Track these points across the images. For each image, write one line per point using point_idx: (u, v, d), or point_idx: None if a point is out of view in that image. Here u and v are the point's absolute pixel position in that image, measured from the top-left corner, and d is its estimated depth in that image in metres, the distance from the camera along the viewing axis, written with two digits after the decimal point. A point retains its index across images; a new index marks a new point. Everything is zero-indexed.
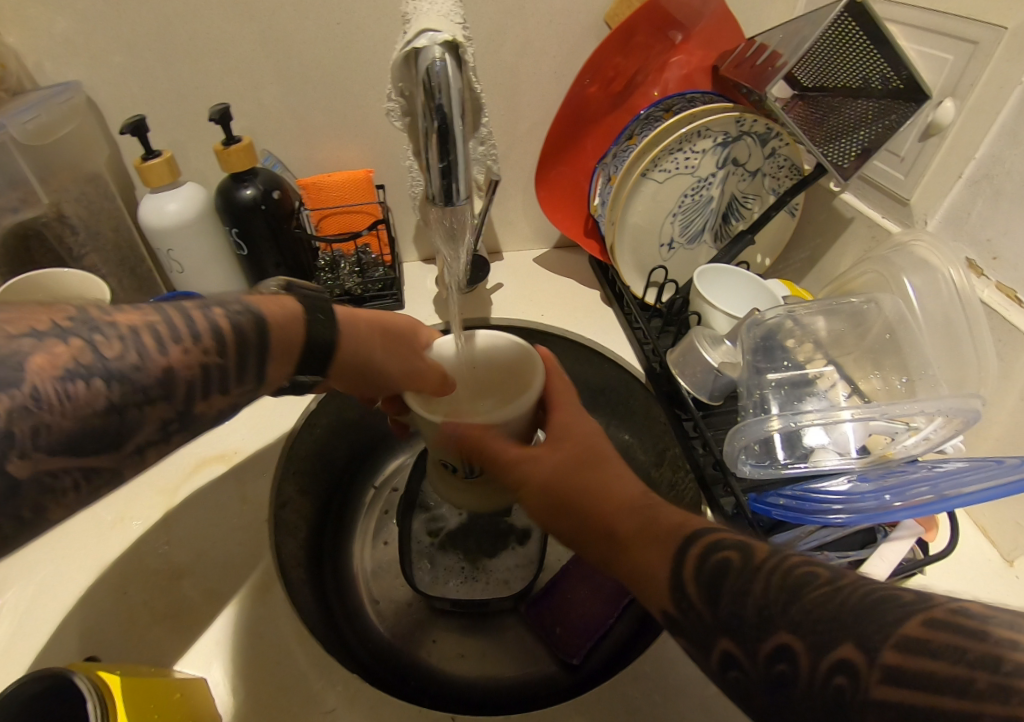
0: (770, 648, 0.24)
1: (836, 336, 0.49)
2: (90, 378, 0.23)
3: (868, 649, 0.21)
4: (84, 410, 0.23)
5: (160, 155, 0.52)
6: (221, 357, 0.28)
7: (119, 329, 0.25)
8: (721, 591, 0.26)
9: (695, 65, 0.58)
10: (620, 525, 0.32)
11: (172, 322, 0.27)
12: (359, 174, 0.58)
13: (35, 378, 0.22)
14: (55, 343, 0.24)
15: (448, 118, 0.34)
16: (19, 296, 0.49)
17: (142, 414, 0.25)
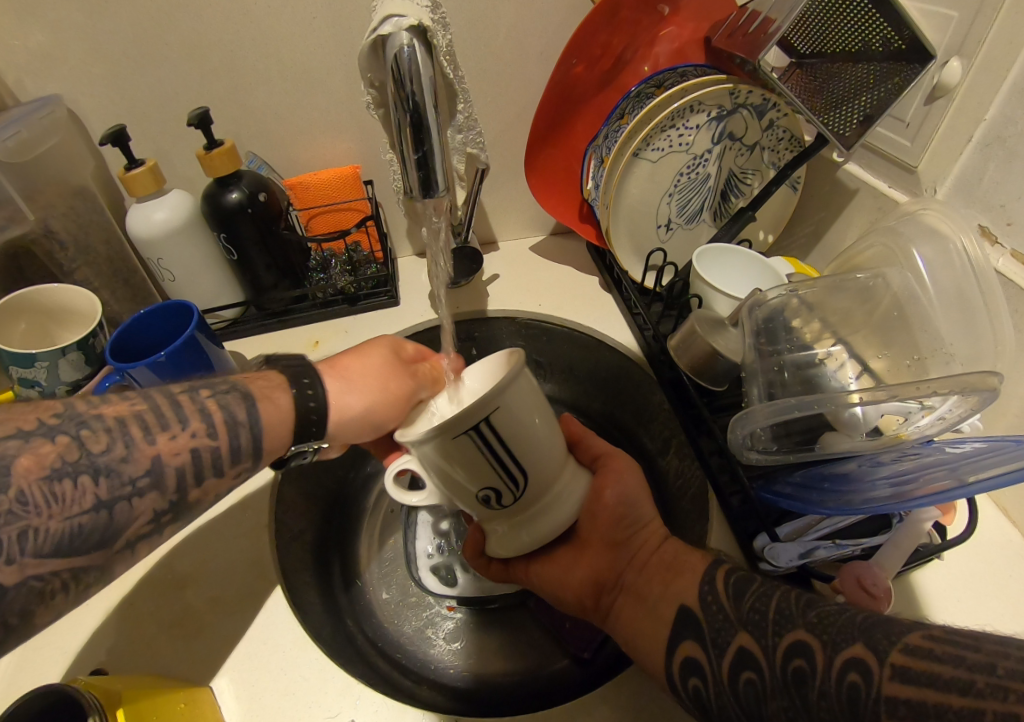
0: (786, 647, 0.29)
1: (844, 315, 0.47)
2: (74, 478, 0.27)
3: (878, 651, 0.26)
4: (69, 512, 0.26)
5: (143, 164, 0.51)
6: (210, 441, 0.32)
7: (105, 422, 0.29)
8: (746, 598, 0.33)
9: (686, 38, 0.56)
10: (658, 555, 0.40)
11: (159, 411, 0.31)
12: (346, 170, 0.57)
13: (22, 482, 0.25)
14: (43, 442, 0.27)
15: (420, 106, 0.33)
16: (11, 313, 0.49)
17: (133, 508, 0.29)
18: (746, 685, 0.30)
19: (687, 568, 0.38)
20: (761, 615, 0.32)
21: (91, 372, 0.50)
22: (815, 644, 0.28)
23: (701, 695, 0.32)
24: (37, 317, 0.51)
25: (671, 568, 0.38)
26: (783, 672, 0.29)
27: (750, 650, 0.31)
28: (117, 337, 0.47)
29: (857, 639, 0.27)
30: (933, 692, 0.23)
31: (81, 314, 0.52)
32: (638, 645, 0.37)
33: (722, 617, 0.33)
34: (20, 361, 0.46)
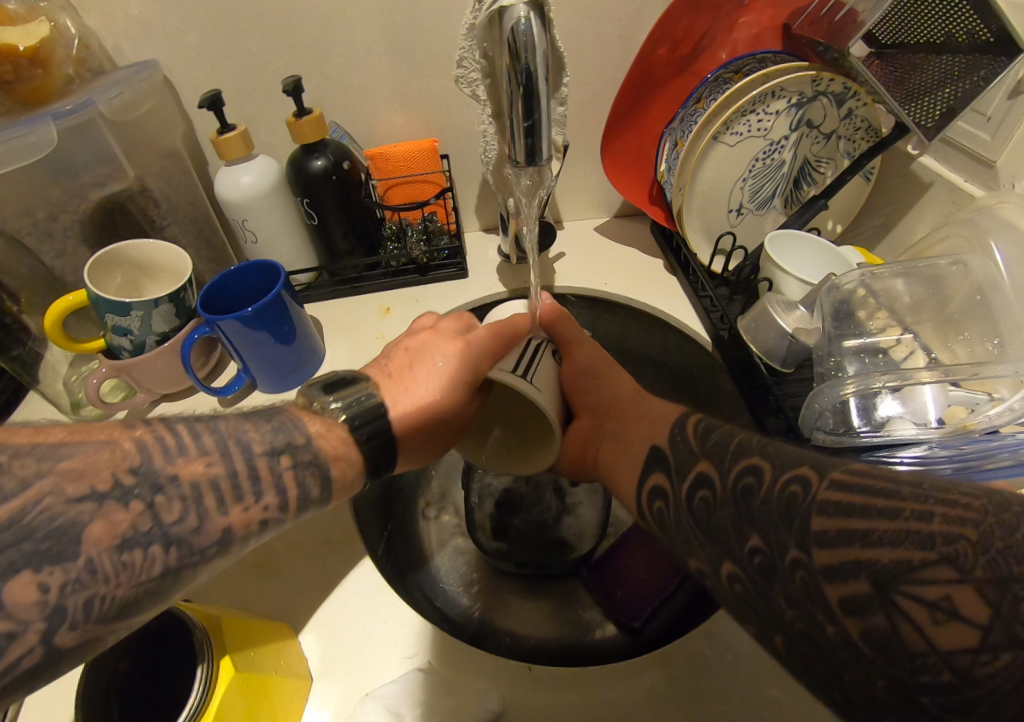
0: (742, 467, 0.30)
1: (915, 303, 0.48)
2: (147, 547, 0.24)
3: (821, 469, 0.26)
4: (136, 580, 0.24)
5: (235, 128, 0.53)
6: (277, 513, 0.31)
7: (181, 489, 0.26)
8: (712, 435, 0.34)
9: (765, 24, 0.56)
10: (620, 393, 0.48)
11: (237, 480, 0.29)
12: (424, 143, 0.58)
13: (93, 550, 0.22)
14: (117, 508, 0.24)
15: (533, 75, 0.34)
16: (109, 265, 0.52)
17: (193, 573, 0.26)
18: (700, 502, 0.32)
19: (650, 413, 0.44)
20: (722, 450, 0.32)
21: (179, 324, 0.53)
22: (767, 465, 0.28)
23: (663, 513, 0.35)
24: (131, 270, 0.54)
25: (636, 404, 0.46)
26: (733, 487, 0.29)
27: (708, 473, 0.32)
28: (207, 291, 0.49)
29: (806, 463, 0.27)
30: (863, 495, 0.24)
31: (169, 270, 0.54)
32: (621, 476, 0.42)
33: (686, 453, 0.35)
34: (117, 309, 0.49)
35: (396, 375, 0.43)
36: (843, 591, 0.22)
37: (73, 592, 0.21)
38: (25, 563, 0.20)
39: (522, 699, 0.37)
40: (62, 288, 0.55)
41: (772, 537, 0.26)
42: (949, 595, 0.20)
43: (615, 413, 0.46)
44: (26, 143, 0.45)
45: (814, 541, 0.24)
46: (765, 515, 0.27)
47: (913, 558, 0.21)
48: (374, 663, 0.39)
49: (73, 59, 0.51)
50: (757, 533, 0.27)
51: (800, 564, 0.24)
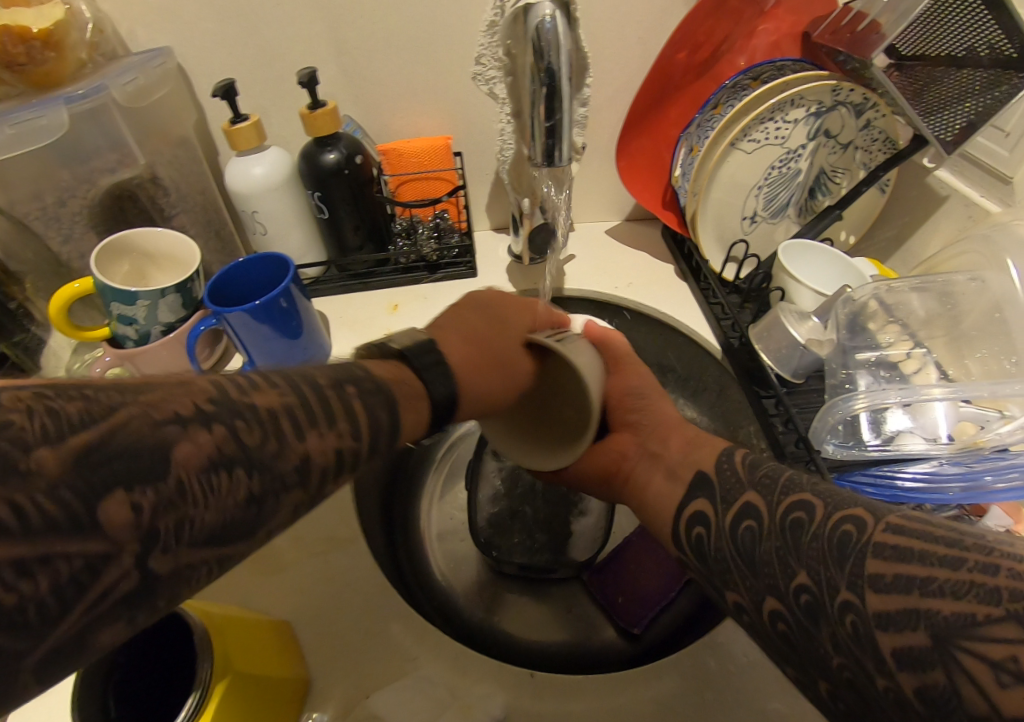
0: (790, 503, 0.30)
1: (928, 317, 0.48)
2: (231, 468, 0.22)
3: (876, 513, 0.26)
4: (224, 503, 0.21)
5: (247, 118, 0.53)
6: (357, 442, 0.27)
7: (257, 413, 0.23)
8: (761, 467, 0.35)
9: (785, 32, 0.56)
10: (680, 430, 0.45)
11: (310, 407, 0.25)
12: (438, 140, 0.58)
13: (180, 470, 0.20)
14: (199, 430, 0.21)
15: (556, 75, 0.34)
16: (116, 253, 0.51)
17: (279, 504, 0.23)
18: (745, 531, 0.32)
19: (707, 443, 0.41)
20: (772, 481, 0.33)
21: (184, 315, 0.52)
22: (819, 502, 0.29)
23: (703, 540, 0.35)
24: (138, 258, 0.53)
25: (692, 443, 0.43)
26: (782, 521, 0.30)
27: (756, 503, 0.33)
28: (214, 283, 0.49)
29: (857, 504, 0.27)
30: (922, 542, 0.23)
31: (176, 260, 0.54)
32: (658, 503, 0.41)
33: (733, 480, 0.36)
34: (124, 297, 0.48)
35: (450, 317, 0.42)
36: (896, 636, 0.22)
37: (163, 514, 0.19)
38: (116, 485, 0.19)
39: (525, 705, 0.37)
40: (68, 273, 0.55)
41: (819, 574, 0.26)
42: (1014, 656, 0.19)
43: (658, 444, 0.44)
44: (36, 126, 0.45)
45: (866, 589, 0.24)
46: (814, 557, 0.27)
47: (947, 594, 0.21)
48: (373, 666, 0.39)
49: (86, 43, 0.50)
50: (804, 571, 0.27)
51: (850, 608, 0.24)
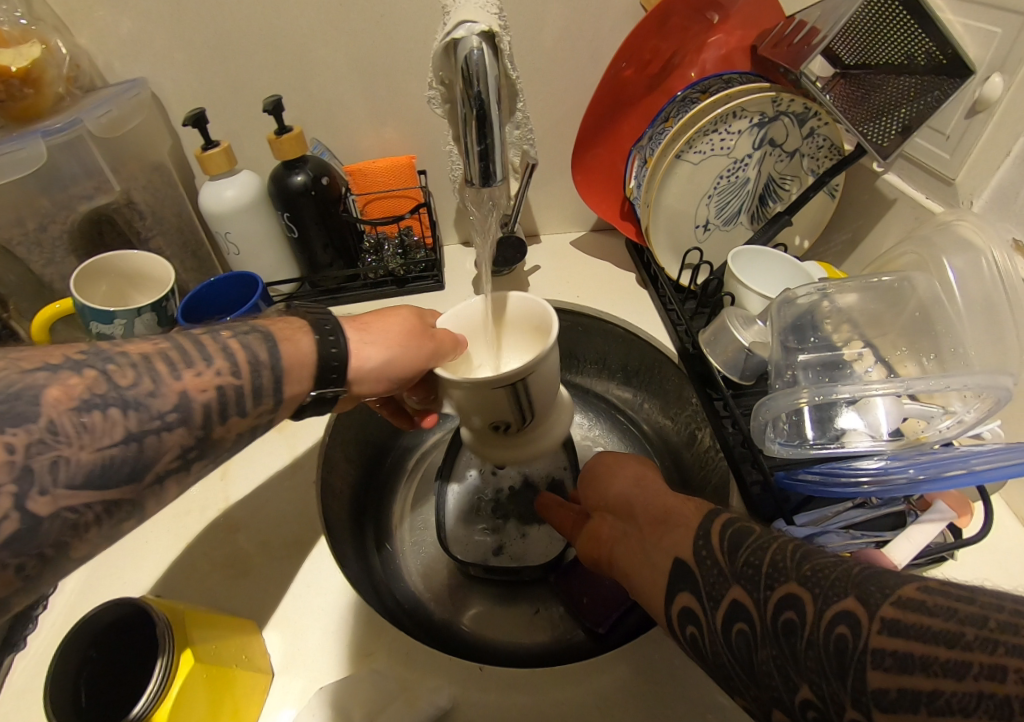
0: (779, 598, 0.29)
1: (873, 317, 0.49)
2: (105, 409, 0.24)
3: (869, 605, 0.25)
4: (100, 444, 0.24)
5: (219, 145, 0.56)
6: (237, 379, 0.29)
7: (131, 358, 0.26)
8: (741, 551, 0.33)
9: (734, 45, 0.58)
10: (659, 503, 0.41)
11: (183, 350, 0.28)
12: (402, 160, 0.60)
13: (52, 411, 0.23)
14: (71, 374, 0.24)
15: (485, 103, 0.36)
16: (93, 275, 0.53)
17: (162, 442, 0.26)
18: (738, 635, 0.30)
19: (678, 521, 0.38)
20: (755, 570, 0.31)
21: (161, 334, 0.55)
22: (806, 596, 0.28)
23: (697, 642, 0.33)
24: (114, 279, 0.55)
25: (663, 525, 0.39)
26: (773, 623, 0.29)
27: (745, 601, 0.31)
28: (187, 302, 0.51)
29: (849, 591, 0.27)
30: (920, 644, 0.23)
31: (152, 279, 0.56)
32: (642, 589, 0.38)
33: (715, 569, 0.33)
34: (102, 316, 0.51)
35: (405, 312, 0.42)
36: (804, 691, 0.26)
37: (37, 454, 0.22)
38: None
39: (473, 698, 0.39)
40: (51, 294, 0.58)
41: (823, 690, 0.26)
42: None
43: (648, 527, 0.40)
44: (16, 158, 0.48)
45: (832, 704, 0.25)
46: (813, 667, 0.26)
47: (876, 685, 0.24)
48: (333, 666, 0.40)
49: (64, 77, 0.53)
50: (806, 683, 0.26)
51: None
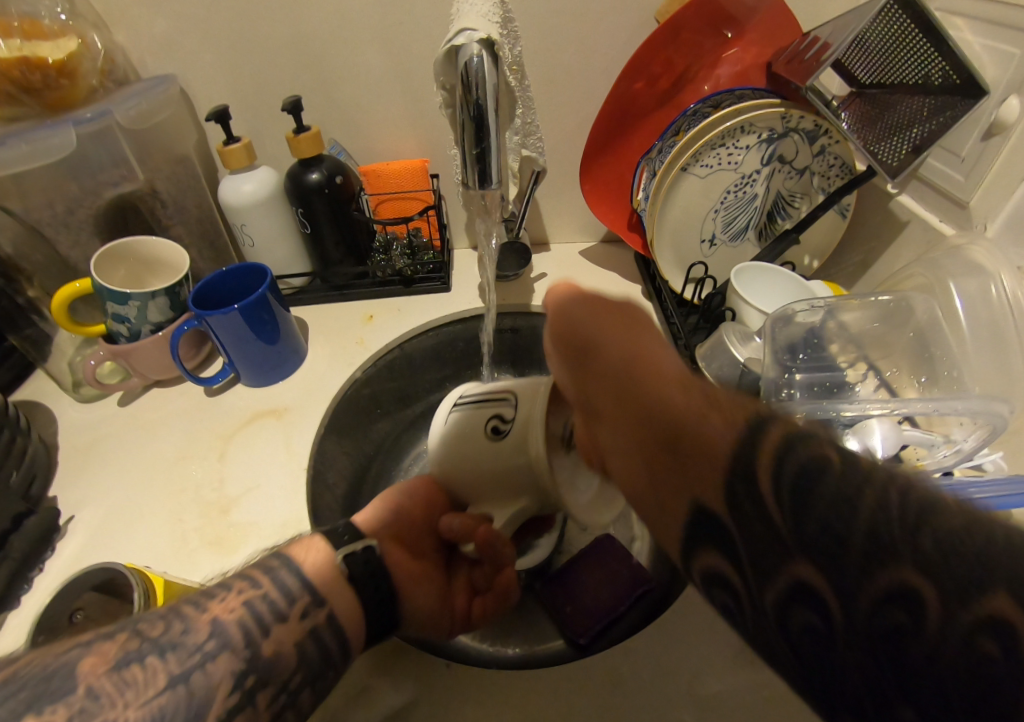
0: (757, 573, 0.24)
1: (877, 339, 0.48)
2: (142, 661, 0.28)
3: (843, 583, 0.20)
4: (144, 698, 0.27)
5: (240, 140, 0.58)
6: (259, 588, 0.35)
7: (159, 614, 0.31)
8: (787, 482, 0.22)
9: (749, 61, 0.58)
10: (690, 437, 0.28)
11: (197, 595, 0.33)
12: (416, 163, 0.62)
13: (90, 677, 0.26)
14: (103, 643, 0.28)
15: (483, 108, 0.37)
16: (113, 258, 0.56)
17: (211, 673, 0.29)
18: (798, 626, 0.22)
19: (704, 438, 0.27)
20: (879, 550, 0.19)
21: (173, 318, 0.57)
22: (926, 587, 0.18)
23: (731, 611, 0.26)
24: (132, 263, 0.58)
25: (700, 459, 0.27)
26: (868, 614, 0.19)
27: (815, 584, 0.21)
28: (199, 289, 0.54)
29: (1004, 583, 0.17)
30: None
31: (169, 265, 0.59)
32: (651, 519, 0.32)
33: (766, 539, 0.23)
34: (117, 298, 0.53)
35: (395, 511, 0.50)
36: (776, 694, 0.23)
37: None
38: (29, 709, 0.24)
39: (435, 697, 0.39)
40: (75, 275, 0.61)
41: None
42: None
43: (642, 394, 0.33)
44: (51, 146, 0.51)
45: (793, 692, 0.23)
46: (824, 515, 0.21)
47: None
48: None
49: (99, 71, 0.56)
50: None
51: None
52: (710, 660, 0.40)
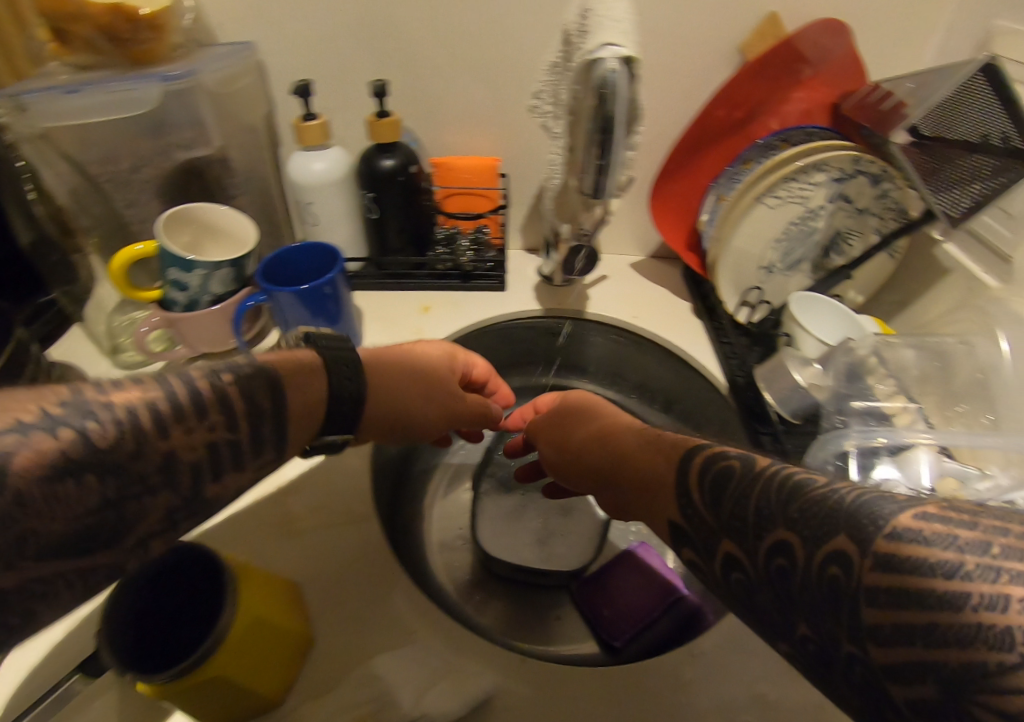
0: (769, 546, 0.27)
1: (922, 375, 0.51)
2: (81, 477, 0.23)
3: (862, 540, 0.23)
4: (77, 513, 0.23)
5: (318, 118, 0.58)
6: (232, 433, 0.29)
7: (113, 412, 0.24)
8: (726, 501, 0.31)
9: (817, 102, 0.61)
10: (655, 462, 0.39)
11: (176, 403, 0.27)
12: (488, 161, 0.62)
13: (20, 480, 0.21)
14: (43, 436, 0.22)
15: (612, 122, 0.39)
16: (178, 225, 0.54)
17: (144, 506, 0.26)
18: (780, 571, 0.26)
19: (661, 479, 0.37)
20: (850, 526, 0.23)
21: (233, 290, 0.56)
22: (796, 542, 0.25)
23: (744, 587, 0.28)
24: (194, 232, 0.56)
25: (646, 484, 0.38)
26: (767, 567, 0.27)
27: (736, 554, 0.29)
28: (268, 263, 0.53)
29: (839, 530, 0.24)
30: (914, 577, 0.20)
31: (231, 236, 0.57)
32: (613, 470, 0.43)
33: (705, 526, 0.32)
34: (182, 263, 0.52)
35: None
36: (775, 554, 0.26)
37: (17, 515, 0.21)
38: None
39: (515, 687, 0.39)
40: (129, 235, 0.59)
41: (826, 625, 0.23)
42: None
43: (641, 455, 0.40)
44: (134, 98, 0.50)
45: (867, 633, 0.22)
46: (770, 607, 0.27)
47: (920, 620, 0.20)
48: (376, 644, 0.41)
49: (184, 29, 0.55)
50: (807, 621, 0.24)
51: (855, 657, 0.22)
52: (774, 669, 0.42)
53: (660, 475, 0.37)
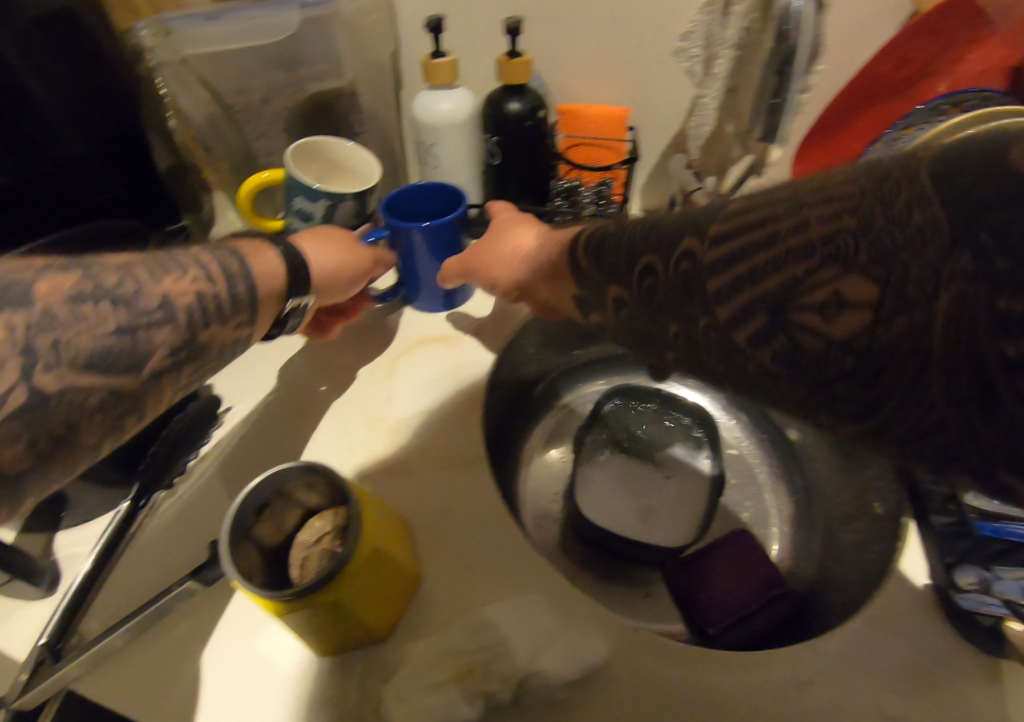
0: (679, 251, 0.28)
1: None
2: (93, 303, 0.28)
3: (702, 234, 0.27)
4: (93, 330, 0.28)
5: (448, 56, 0.56)
6: (213, 302, 0.35)
7: (164, 297, 0.32)
8: (606, 255, 0.35)
9: (993, 62, 0.51)
10: (553, 248, 0.44)
11: (191, 272, 0.34)
12: (618, 113, 0.59)
13: (47, 299, 0.27)
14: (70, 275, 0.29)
15: (794, 56, 0.36)
16: (307, 157, 0.54)
17: (152, 340, 0.30)
18: (647, 286, 0.31)
19: (559, 256, 0.42)
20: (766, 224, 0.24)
21: (354, 226, 0.55)
22: (697, 244, 0.27)
23: (652, 286, 0.30)
24: (321, 167, 0.55)
25: (550, 260, 0.43)
26: (674, 272, 0.29)
27: (654, 262, 0.30)
28: (395, 196, 0.52)
29: (748, 254, 0.25)
30: (809, 259, 0.22)
31: (355, 172, 0.56)
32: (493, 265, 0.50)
33: (624, 266, 0.33)
34: (311, 197, 0.51)
35: None
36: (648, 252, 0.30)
37: (36, 334, 0.26)
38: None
39: (620, 655, 0.39)
40: (256, 167, 0.60)
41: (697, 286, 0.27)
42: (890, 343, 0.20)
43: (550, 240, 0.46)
44: (267, 25, 0.51)
45: (714, 299, 0.26)
46: (657, 306, 0.30)
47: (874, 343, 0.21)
48: (481, 591, 0.41)
49: None
50: (679, 318, 0.29)
51: (737, 321, 0.25)
52: (913, 692, 0.37)
53: (547, 260, 0.43)
